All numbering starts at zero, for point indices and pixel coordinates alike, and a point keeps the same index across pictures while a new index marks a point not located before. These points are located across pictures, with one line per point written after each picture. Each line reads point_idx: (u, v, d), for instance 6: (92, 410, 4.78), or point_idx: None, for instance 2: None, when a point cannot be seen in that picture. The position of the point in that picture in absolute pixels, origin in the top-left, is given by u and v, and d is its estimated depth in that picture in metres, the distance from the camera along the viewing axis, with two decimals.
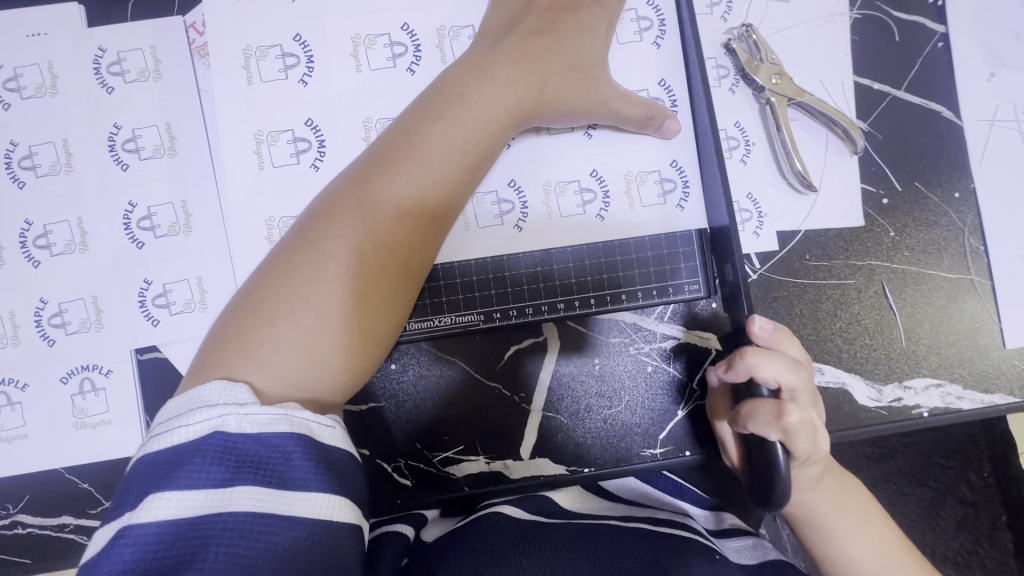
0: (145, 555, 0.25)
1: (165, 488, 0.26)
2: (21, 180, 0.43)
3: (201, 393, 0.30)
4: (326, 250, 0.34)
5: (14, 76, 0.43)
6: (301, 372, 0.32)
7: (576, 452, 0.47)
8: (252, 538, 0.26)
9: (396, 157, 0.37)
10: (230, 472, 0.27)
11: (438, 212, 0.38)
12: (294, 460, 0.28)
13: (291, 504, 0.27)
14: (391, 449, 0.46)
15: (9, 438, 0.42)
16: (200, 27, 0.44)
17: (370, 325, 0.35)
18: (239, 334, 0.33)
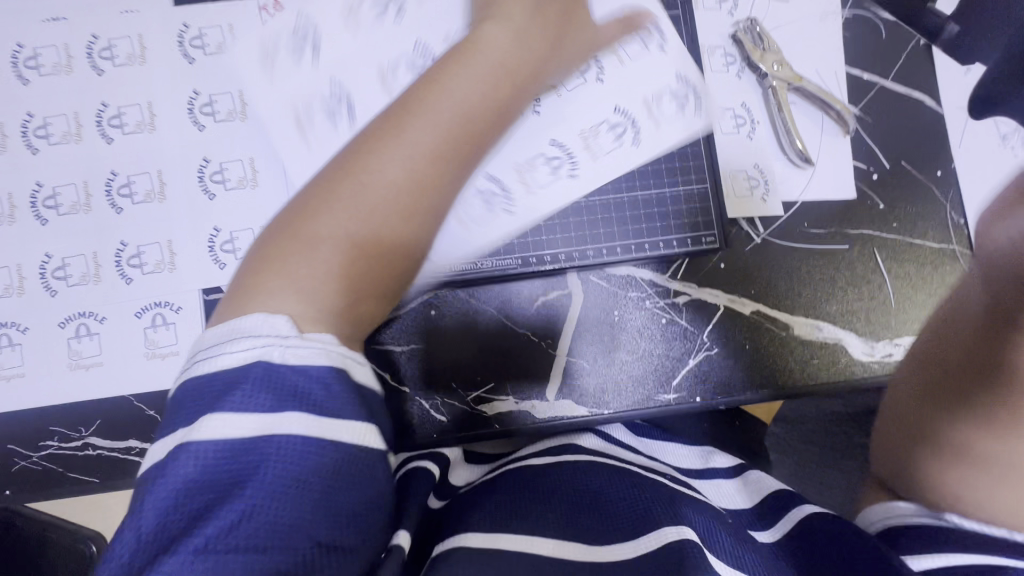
0: (208, 468, 0.30)
1: (214, 410, 0.31)
2: (109, 136, 0.48)
3: (243, 322, 0.34)
4: (338, 199, 0.39)
5: (108, 46, 0.49)
6: (308, 298, 0.36)
7: (597, 395, 0.51)
8: (299, 458, 0.31)
9: (400, 114, 0.41)
10: (276, 398, 0.32)
11: (451, 162, 0.42)
12: (333, 390, 0.33)
13: (335, 430, 0.32)
14: (428, 388, 0.50)
15: (86, 366, 0.47)
16: (272, 9, 0.51)
17: (380, 259, 0.39)
18: (264, 274, 0.37)
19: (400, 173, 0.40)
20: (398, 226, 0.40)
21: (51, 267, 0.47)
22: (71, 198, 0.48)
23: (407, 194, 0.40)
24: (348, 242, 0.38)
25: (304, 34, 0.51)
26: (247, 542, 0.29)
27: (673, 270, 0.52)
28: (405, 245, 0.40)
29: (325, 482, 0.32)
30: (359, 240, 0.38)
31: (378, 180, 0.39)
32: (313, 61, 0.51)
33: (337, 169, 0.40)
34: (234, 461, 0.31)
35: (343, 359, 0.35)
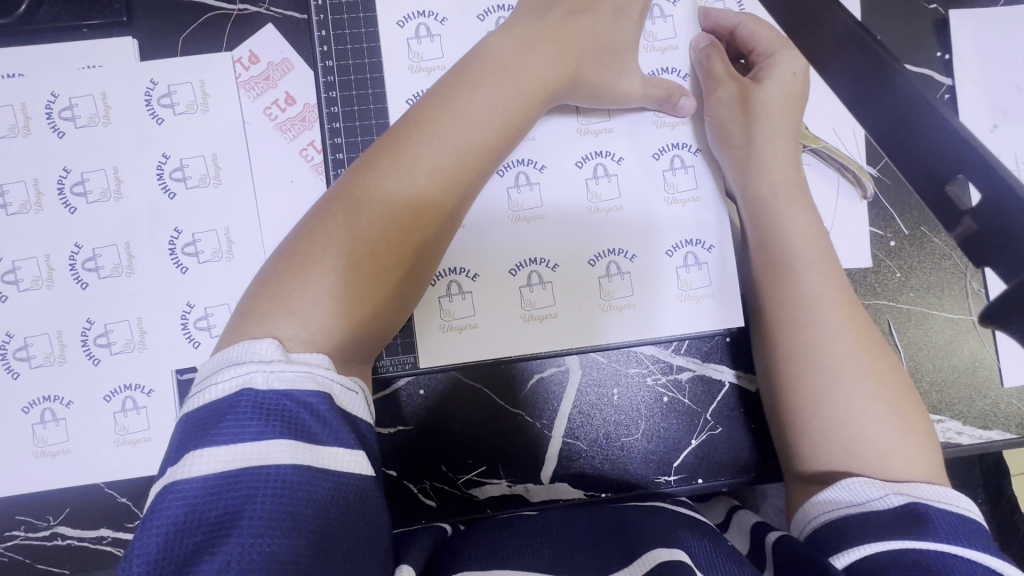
0: (194, 506, 0.26)
1: (206, 445, 0.28)
2: (73, 205, 0.45)
3: (231, 354, 0.31)
4: (376, 198, 0.36)
5: (70, 105, 0.45)
6: (330, 325, 0.34)
7: (594, 478, 0.49)
8: (298, 487, 0.27)
9: (430, 112, 0.38)
10: (265, 423, 0.28)
11: (471, 169, 0.39)
12: (324, 416, 0.29)
13: (327, 459, 0.29)
14: (417, 471, 0.47)
15: (53, 452, 0.44)
16: (247, 62, 0.47)
17: (393, 275, 0.36)
18: (280, 279, 0.34)
19: (433, 174, 0.37)
20: (427, 227, 0.37)
21: (12, 347, 0.44)
22: (32, 273, 0.44)
23: (432, 195, 0.37)
24: (381, 249, 0.36)
25: (283, 90, 0.47)
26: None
27: (677, 347, 0.49)
28: (431, 244, 0.38)
29: (319, 516, 0.28)
30: (394, 239, 0.36)
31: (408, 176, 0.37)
32: (293, 121, 0.47)
33: (384, 153, 0.38)
34: (223, 497, 0.27)
35: (329, 384, 0.31)
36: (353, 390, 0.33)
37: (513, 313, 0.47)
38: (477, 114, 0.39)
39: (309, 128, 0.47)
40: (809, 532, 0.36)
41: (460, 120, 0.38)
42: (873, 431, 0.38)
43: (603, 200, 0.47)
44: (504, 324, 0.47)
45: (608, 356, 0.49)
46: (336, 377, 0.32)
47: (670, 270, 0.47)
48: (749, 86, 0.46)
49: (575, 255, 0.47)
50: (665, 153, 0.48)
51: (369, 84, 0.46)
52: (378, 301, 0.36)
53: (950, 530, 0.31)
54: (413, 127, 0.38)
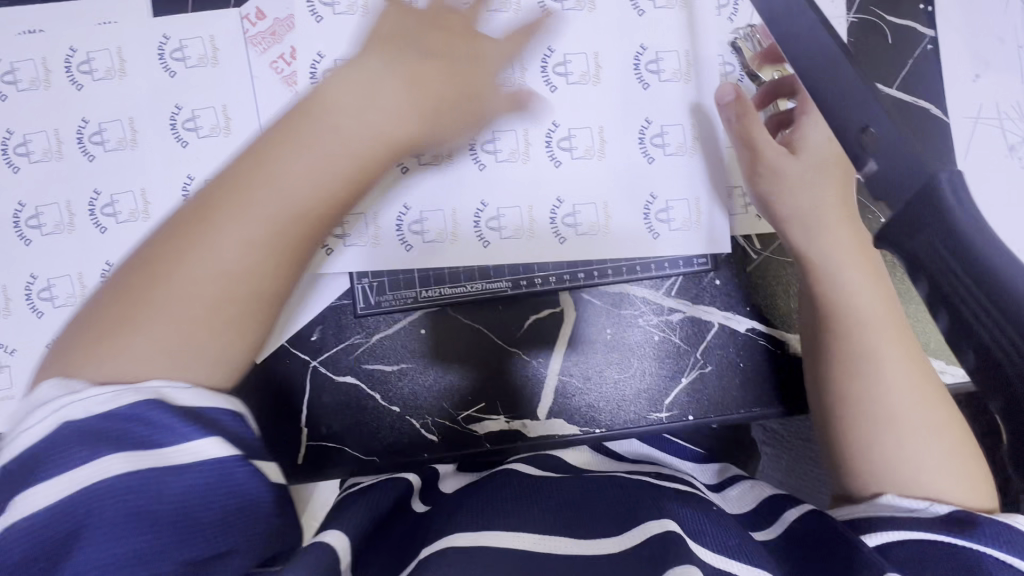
0: (32, 542, 0.27)
1: (33, 483, 0.28)
2: (91, 154, 0.47)
3: (40, 392, 0.31)
4: (283, 167, 0.36)
5: (87, 59, 0.47)
6: (178, 343, 0.33)
7: (588, 413, 0.51)
8: (140, 491, 0.29)
9: (290, 129, 0.38)
10: (91, 446, 0.29)
11: (335, 175, 0.37)
12: (156, 420, 0.30)
13: (190, 455, 0.30)
14: (420, 407, 0.50)
15: None
16: (254, 18, 0.49)
17: (238, 299, 0.34)
18: (153, 264, 0.35)
19: (337, 145, 0.38)
20: (325, 197, 0.37)
21: (36, 288, 0.47)
22: (54, 219, 0.47)
23: (330, 165, 0.37)
24: (268, 213, 0.35)
25: (288, 44, 0.49)
26: None
27: (668, 291, 0.51)
28: (325, 217, 0.37)
29: (217, 516, 0.30)
30: (284, 213, 0.35)
31: (315, 144, 0.37)
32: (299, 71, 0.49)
33: (292, 123, 0.38)
34: (51, 528, 0.27)
35: (163, 389, 0.32)
36: None
37: (509, 250, 0.50)
38: (393, 96, 0.40)
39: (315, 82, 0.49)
40: (846, 515, 0.40)
41: (375, 92, 0.40)
42: (927, 472, 0.40)
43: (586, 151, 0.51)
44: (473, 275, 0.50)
45: (595, 300, 0.51)
46: (167, 382, 0.32)
47: (643, 233, 0.50)
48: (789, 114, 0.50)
49: (561, 207, 0.50)
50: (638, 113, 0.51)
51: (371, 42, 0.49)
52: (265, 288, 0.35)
53: (988, 533, 0.35)
54: (286, 131, 0.38)
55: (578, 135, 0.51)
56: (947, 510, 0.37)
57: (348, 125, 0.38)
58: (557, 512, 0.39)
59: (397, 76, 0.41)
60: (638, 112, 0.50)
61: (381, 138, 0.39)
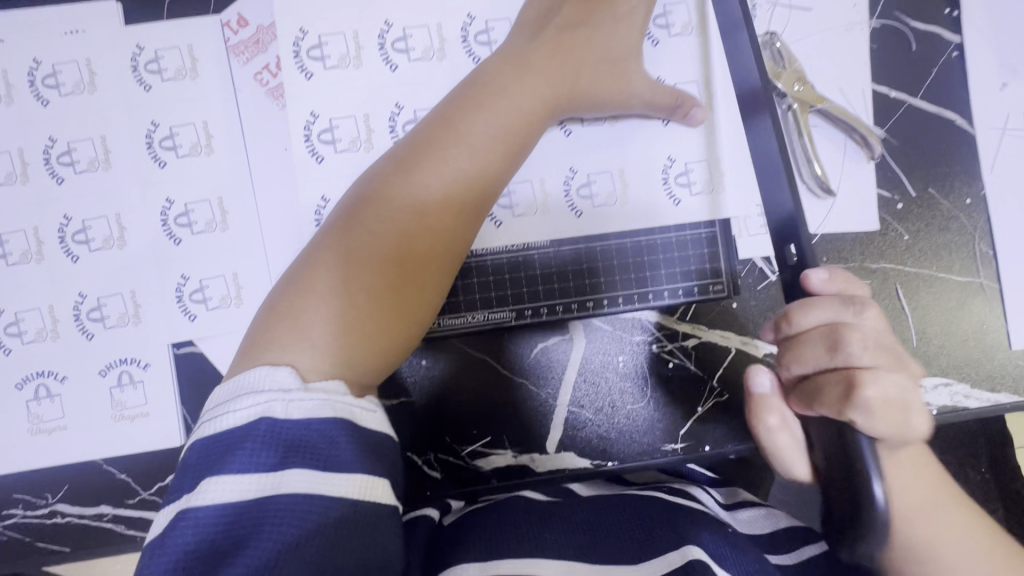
0: (205, 536, 0.26)
1: (221, 473, 0.27)
2: (60, 176, 0.43)
3: (248, 379, 0.29)
4: (423, 170, 0.37)
5: (54, 73, 0.43)
6: (344, 353, 0.32)
7: (600, 446, 0.48)
8: (310, 516, 0.26)
9: (438, 143, 0.38)
10: (280, 455, 0.27)
11: (489, 185, 0.39)
12: (341, 445, 0.28)
13: (341, 487, 0.27)
14: (421, 442, 0.47)
15: (49, 429, 0.43)
16: (236, 26, 0.45)
17: (407, 308, 0.35)
18: (312, 287, 0.33)
19: (492, 137, 0.39)
20: (485, 185, 0.38)
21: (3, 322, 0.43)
22: (21, 246, 0.43)
23: (498, 154, 0.39)
24: (432, 211, 0.36)
25: (273, 54, 0.45)
26: None
27: (681, 316, 0.48)
28: (487, 205, 0.39)
29: (327, 544, 0.26)
30: (436, 208, 0.37)
31: (471, 140, 0.38)
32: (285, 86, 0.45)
33: (433, 130, 0.38)
34: (234, 525, 0.26)
35: (349, 408, 0.29)
36: (371, 408, 0.30)
37: (515, 277, 0.46)
38: (537, 80, 0.41)
39: None
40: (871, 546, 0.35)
41: (519, 83, 0.40)
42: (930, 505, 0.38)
43: (617, 181, 0.46)
44: (480, 273, 0.46)
45: (608, 330, 0.48)
46: (356, 400, 0.30)
47: (661, 197, 0.46)
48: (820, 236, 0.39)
49: (574, 183, 0.46)
50: (647, 134, 0.46)
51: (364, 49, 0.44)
52: (420, 289, 0.36)
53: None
54: (452, 125, 0.39)
55: (592, 132, 0.46)
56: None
57: (496, 119, 0.39)
58: (566, 538, 0.36)
59: (537, 66, 0.41)
60: (675, 110, 0.44)
61: (536, 118, 0.40)
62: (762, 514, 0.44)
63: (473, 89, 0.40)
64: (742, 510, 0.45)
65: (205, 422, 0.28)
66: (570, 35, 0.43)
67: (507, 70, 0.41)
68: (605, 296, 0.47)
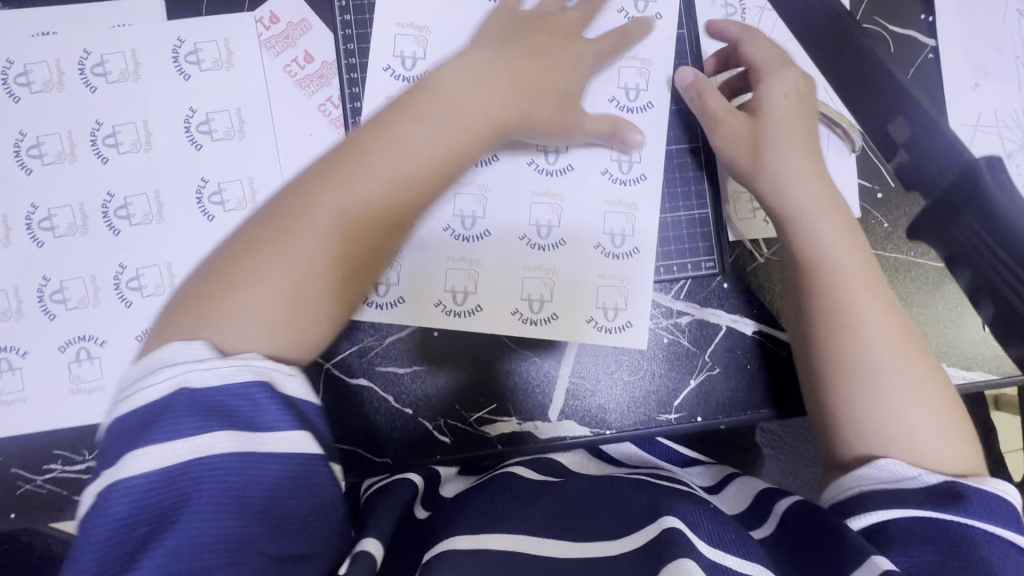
0: (137, 502, 0.29)
1: (143, 444, 0.30)
2: (105, 156, 0.47)
3: (163, 353, 0.33)
4: (377, 150, 0.40)
5: (101, 62, 0.47)
6: (277, 322, 0.36)
7: (599, 415, 0.51)
8: (245, 472, 0.31)
9: (365, 143, 0.41)
10: (203, 419, 0.31)
11: (414, 188, 0.41)
12: (262, 405, 0.32)
13: (271, 444, 0.32)
14: (431, 409, 0.50)
15: (88, 389, 0.47)
16: (268, 22, 0.49)
17: (338, 285, 0.39)
18: (238, 264, 0.37)
19: (427, 149, 0.41)
20: (417, 185, 0.41)
21: (49, 290, 0.46)
22: (67, 220, 0.47)
23: (434, 166, 0.42)
24: (362, 203, 0.39)
25: (301, 49, 0.50)
26: (202, 564, 0.28)
27: (676, 296, 0.52)
28: (416, 202, 0.42)
29: (268, 496, 0.31)
30: (386, 189, 0.40)
31: (401, 149, 0.41)
32: (313, 78, 0.50)
33: (370, 129, 0.41)
34: (164, 489, 0.29)
35: (268, 371, 0.33)
36: (291, 373, 0.35)
37: (520, 252, 0.51)
38: (490, 100, 0.44)
39: (327, 84, 0.50)
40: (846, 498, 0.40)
41: (458, 95, 0.44)
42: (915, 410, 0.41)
43: (625, 170, 0.52)
44: (497, 251, 0.51)
45: (603, 323, 0.51)
46: (273, 364, 0.34)
47: (659, 181, 0.52)
48: (733, 80, 0.52)
49: (578, 174, 0.51)
50: (636, 164, 0.52)
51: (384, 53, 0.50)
52: (351, 268, 0.39)
53: (976, 505, 0.36)
54: (385, 125, 0.42)
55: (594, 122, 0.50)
56: (936, 480, 0.38)
57: (434, 123, 0.42)
58: (556, 517, 0.40)
59: (495, 78, 0.45)
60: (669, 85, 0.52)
61: (489, 127, 0.44)
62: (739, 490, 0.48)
63: (415, 94, 0.44)
64: (724, 489, 0.49)
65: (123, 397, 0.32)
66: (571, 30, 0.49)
67: (463, 75, 0.45)
68: (608, 280, 0.51)
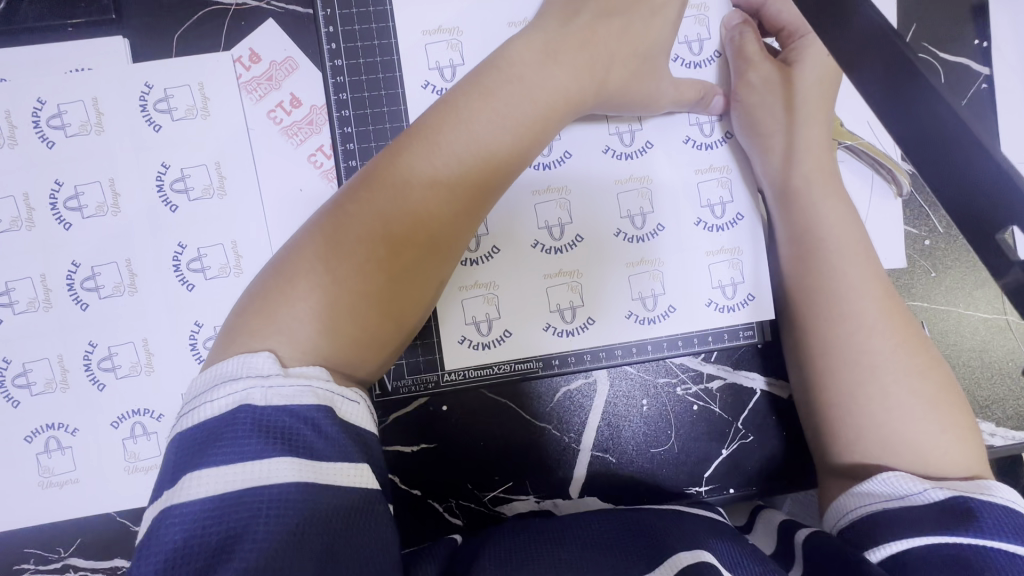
0: (192, 533, 0.25)
1: (204, 464, 0.26)
2: (67, 221, 0.42)
3: (224, 367, 0.30)
4: (439, 144, 0.36)
5: (58, 113, 0.42)
6: (329, 340, 0.32)
7: (626, 491, 0.47)
8: (305, 504, 0.26)
9: (426, 135, 0.36)
10: (264, 442, 0.27)
11: (476, 186, 0.37)
12: (325, 429, 0.28)
13: (329, 473, 0.27)
14: (442, 490, 0.46)
15: (60, 482, 0.42)
16: (247, 62, 0.43)
17: (395, 296, 0.35)
18: (307, 256, 0.34)
19: (499, 132, 0.37)
20: (479, 181, 0.37)
21: (10, 374, 0.41)
22: (27, 295, 0.42)
23: (504, 151, 0.37)
24: (420, 204, 0.35)
25: (287, 91, 0.44)
26: None
27: (709, 366, 0.47)
28: (477, 199, 0.37)
29: (325, 532, 0.26)
30: (444, 187, 0.36)
31: (476, 131, 0.37)
32: (301, 126, 0.44)
33: (441, 110, 0.37)
34: (223, 520, 0.25)
35: (329, 396, 0.30)
36: (353, 401, 0.31)
37: (537, 311, 0.45)
38: (563, 76, 0.39)
39: (317, 132, 0.44)
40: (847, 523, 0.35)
41: (536, 74, 0.38)
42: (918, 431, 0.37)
43: (640, 225, 0.45)
44: (520, 317, 0.45)
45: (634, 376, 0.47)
46: (335, 389, 0.30)
47: (695, 230, 0.45)
48: (783, 68, 0.45)
49: (599, 225, 0.45)
50: (708, 170, 0.46)
51: (384, 100, 0.44)
52: (409, 278, 0.35)
53: (990, 522, 0.30)
54: (447, 113, 0.37)
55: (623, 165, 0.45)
56: (943, 495, 0.32)
57: (496, 112, 0.37)
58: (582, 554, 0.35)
59: (566, 60, 0.39)
60: (698, 104, 0.45)
61: (556, 114, 0.39)
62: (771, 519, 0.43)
63: (494, 71, 0.39)
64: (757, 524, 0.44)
65: (184, 416, 0.28)
66: (597, 31, 0.41)
67: (527, 53, 0.39)
68: (659, 309, 0.46)
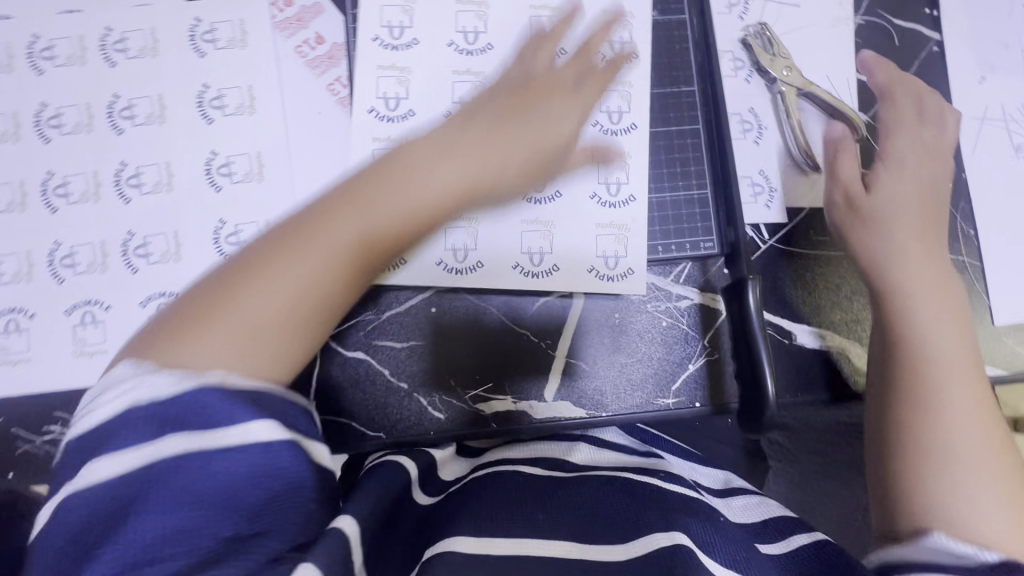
0: (94, 510, 0.28)
1: (101, 454, 0.29)
2: (120, 127, 0.49)
3: (115, 374, 0.31)
4: (371, 201, 0.36)
5: (122, 39, 0.49)
6: (252, 358, 0.32)
7: (597, 396, 0.51)
8: (184, 477, 0.28)
9: (355, 199, 0.36)
10: (151, 429, 0.29)
11: (414, 223, 0.37)
12: (217, 412, 0.29)
13: (202, 442, 0.29)
14: (426, 384, 0.50)
15: (91, 352, 0.47)
16: (282, 4, 0.51)
17: (331, 288, 0.34)
18: (241, 273, 0.34)
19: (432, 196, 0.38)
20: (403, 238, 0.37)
21: (59, 254, 0.48)
22: (81, 187, 0.48)
23: (435, 204, 0.38)
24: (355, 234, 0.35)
25: (313, 30, 0.51)
26: (149, 559, 0.27)
27: (672, 270, 0.51)
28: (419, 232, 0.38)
29: (225, 488, 0.29)
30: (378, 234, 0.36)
31: (415, 185, 0.37)
32: (323, 58, 0.51)
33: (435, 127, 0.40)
34: (122, 493, 0.28)
35: (221, 377, 0.31)
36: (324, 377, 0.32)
37: (514, 209, 0.50)
38: (516, 134, 0.41)
39: (336, 65, 0.51)
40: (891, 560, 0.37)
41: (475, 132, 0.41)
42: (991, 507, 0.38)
43: (615, 121, 0.50)
44: (499, 214, 0.50)
45: (604, 271, 0.50)
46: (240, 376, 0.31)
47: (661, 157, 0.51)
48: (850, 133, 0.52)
49: None
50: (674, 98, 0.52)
51: (395, 35, 0.51)
52: (349, 278, 0.35)
53: None
54: (389, 165, 0.38)
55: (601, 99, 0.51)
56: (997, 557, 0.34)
57: (440, 173, 0.38)
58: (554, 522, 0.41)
59: (518, 102, 0.43)
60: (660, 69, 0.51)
61: (507, 176, 0.41)
62: (755, 503, 0.49)
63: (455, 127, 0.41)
64: (733, 499, 0.50)
65: (76, 421, 0.30)
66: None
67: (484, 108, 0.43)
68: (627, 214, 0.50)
